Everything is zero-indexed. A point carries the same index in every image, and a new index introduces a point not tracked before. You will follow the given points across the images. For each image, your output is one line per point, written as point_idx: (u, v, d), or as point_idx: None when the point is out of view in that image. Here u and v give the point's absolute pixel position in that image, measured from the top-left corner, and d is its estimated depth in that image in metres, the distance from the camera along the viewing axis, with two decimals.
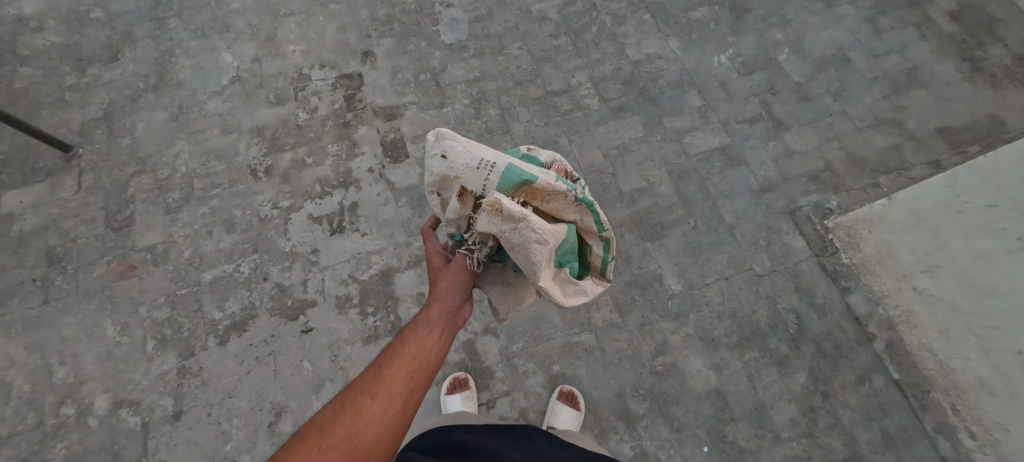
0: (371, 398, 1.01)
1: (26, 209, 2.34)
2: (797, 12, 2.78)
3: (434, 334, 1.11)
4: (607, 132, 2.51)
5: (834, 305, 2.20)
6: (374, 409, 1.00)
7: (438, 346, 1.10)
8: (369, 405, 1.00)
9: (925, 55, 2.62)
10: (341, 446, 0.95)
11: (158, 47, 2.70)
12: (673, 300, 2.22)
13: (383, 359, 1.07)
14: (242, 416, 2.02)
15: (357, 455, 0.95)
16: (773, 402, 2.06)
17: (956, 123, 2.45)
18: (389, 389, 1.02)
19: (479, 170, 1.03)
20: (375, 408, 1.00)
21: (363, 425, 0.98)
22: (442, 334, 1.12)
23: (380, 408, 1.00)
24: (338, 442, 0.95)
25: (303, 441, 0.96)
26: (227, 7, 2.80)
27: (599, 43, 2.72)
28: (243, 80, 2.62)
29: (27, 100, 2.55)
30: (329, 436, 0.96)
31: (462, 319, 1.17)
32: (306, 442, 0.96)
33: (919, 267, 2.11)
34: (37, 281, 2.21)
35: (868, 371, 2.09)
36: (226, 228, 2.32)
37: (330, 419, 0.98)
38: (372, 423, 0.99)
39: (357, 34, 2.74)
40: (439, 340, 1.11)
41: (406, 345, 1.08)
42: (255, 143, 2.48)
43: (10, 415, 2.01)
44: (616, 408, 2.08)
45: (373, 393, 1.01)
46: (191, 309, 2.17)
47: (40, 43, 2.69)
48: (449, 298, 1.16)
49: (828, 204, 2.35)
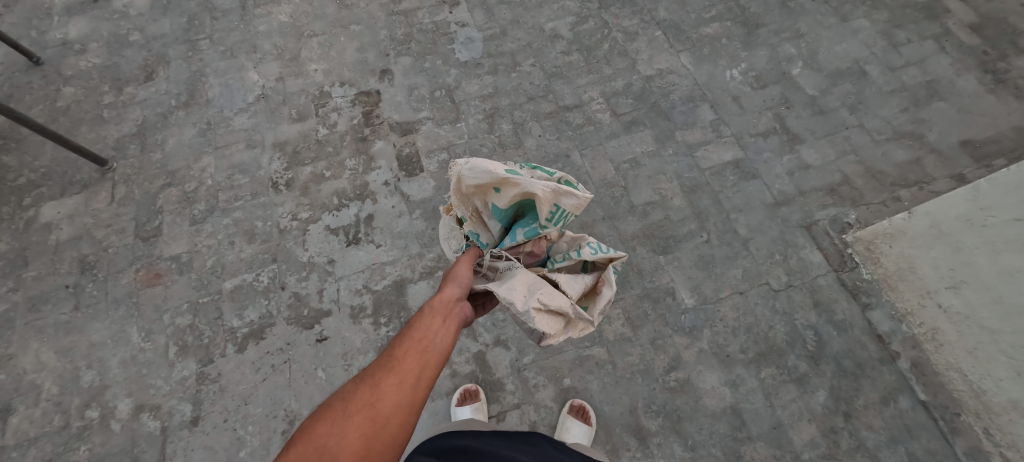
0: (388, 372, 1.06)
1: (62, 219, 2.47)
2: (811, 26, 2.77)
3: (439, 318, 1.17)
4: (618, 146, 2.53)
5: (854, 322, 2.13)
6: (390, 380, 1.04)
7: (441, 328, 1.15)
8: (386, 377, 1.05)
9: (945, 67, 2.58)
10: (363, 412, 0.99)
11: (190, 67, 2.85)
12: (686, 314, 2.19)
13: (394, 342, 1.13)
14: (258, 424, 2.05)
15: (379, 420, 0.99)
16: (791, 422, 2.00)
17: (980, 136, 2.39)
18: (403, 365, 1.07)
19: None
20: (391, 380, 1.04)
21: (381, 394, 1.02)
22: (446, 319, 1.18)
23: (396, 380, 1.04)
24: (359, 409, 1.00)
25: (326, 410, 1.00)
26: (255, 29, 2.95)
27: (610, 59, 2.76)
28: (268, 97, 2.74)
29: (68, 117, 2.71)
30: (351, 404, 1.00)
31: (464, 309, 1.23)
32: (329, 411, 1.00)
33: (943, 283, 2.04)
34: (69, 288, 2.32)
35: (893, 391, 2.02)
36: (247, 239, 2.40)
37: (350, 390, 1.03)
38: (390, 393, 1.03)
39: (376, 54, 2.85)
40: (443, 324, 1.17)
41: (415, 328, 1.14)
42: (277, 157, 2.57)
43: (39, 416, 2.08)
44: (628, 424, 2.04)
45: (389, 367, 1.06)
46: (212, 317, 2.24)
47: (83, 64, 2.87)
48: (455, 286, 1.25)
49: (846, 218, 2.31)
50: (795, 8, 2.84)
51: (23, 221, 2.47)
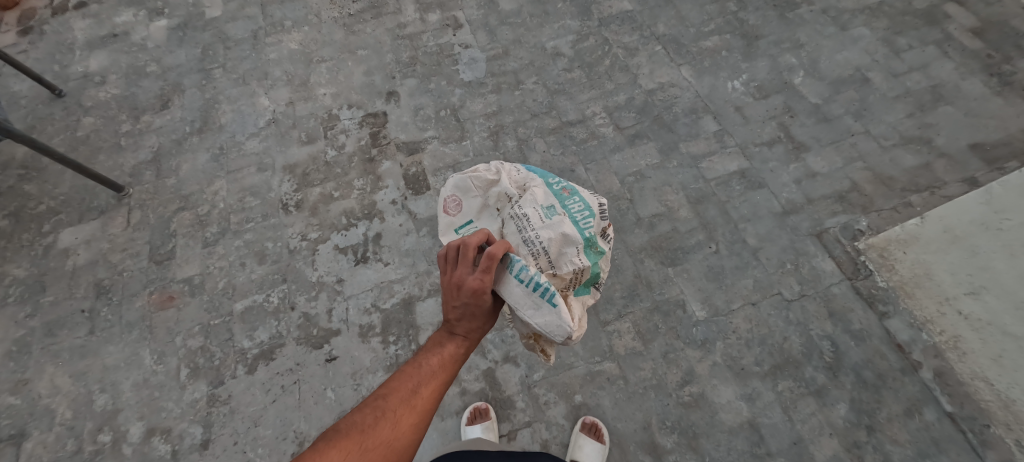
0: (410, 410, 1.00)
1: (79, 245, 2.53)
2: (810, 36, 2.79)
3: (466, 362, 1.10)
4: (623, 160, 2.54)
5: (872, 331, 2.08)
6: (410, 419, 0.99)
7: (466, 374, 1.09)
8: (407, 415, 0.99)
9: (948, 72, 2.57)
10: (379, 450, 0.94)
11: (204, 95, 2.94)
12: (698, 327, 2.16)
13: (419, 374, 1.05)
14: (267, 446, 2.04)
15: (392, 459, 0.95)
16: (811, 437, 1.94)
17: (989, 139, 2.37)
18: (424, 405, 1.01)
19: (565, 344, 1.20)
20: (411, 419, 0.99)
21: (400, 433, 0.97)
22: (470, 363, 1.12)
23: (415, 420, 0.99)
24: (376, 445, 0.94)
25: (344, 440, 0.94)
26: (266, 57, 3.05)
27: (612, 74, 2.80)
28: (278, 121, 2.81)
29: (88, 146, 2.81)
30: (369, 437, 0.95)
31: None
32: (347, 441, 0.94)
33: (961, 288, 2.00)
34: (85, 312, 2.36)
35: (917, 403, 1.95)
36: (258, 259, 2.43)
37: (370, 422, 0.96)
38: (408, 432, 0.98)
39: (382, 76, 2.92)
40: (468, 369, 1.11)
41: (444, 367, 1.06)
42: (287, 179, 2.63)
43: (52, 441, 2.09)
44: (642, 441, 1.99)
45: (412, 404, 1.00)
46: (223, 338, 2.26)
47: (102, 95, 2.98)
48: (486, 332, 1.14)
49: (857, 225, 2.27)
50: (793, 19, 2.87)
51: (42, 247, 2.53)
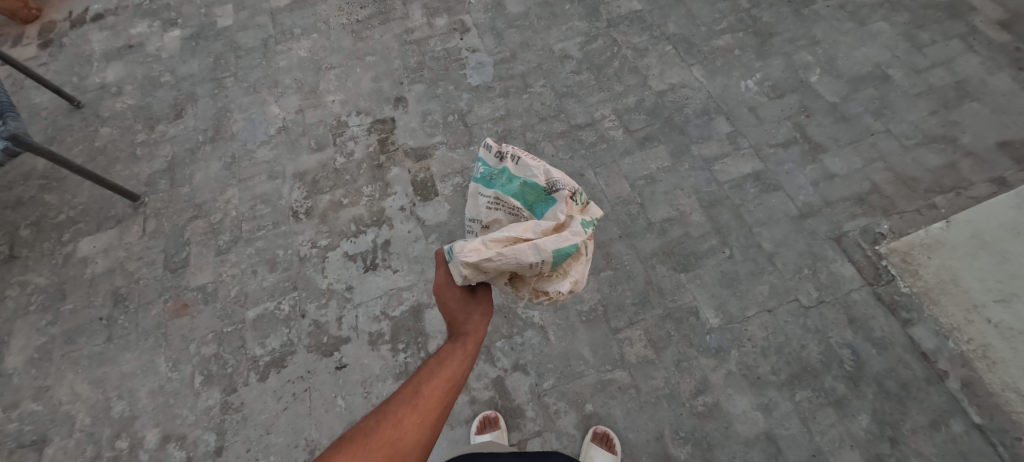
0: (411, 409, 1.03)
1: (98, 253, 2.58)
2: (827, 32, 2.70)
3: (466, 359, 1.13)
4: (633, 163, 2.49)
5: (895, 339, 1.99)
6: (412, 419, 1.01)
7: (468, 370, 1.12)
8: (409, 415, 1.02)
9: (974, 67, 2.46)
10: (382, 451, 0.96)
11: (215, 104, 2.98)
12: (711, 335, 2.10)
13: (419, 377, 1.09)
14: (279, 453, 2.06)
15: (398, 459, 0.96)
16: (831, 449, 1.87)
17: (1020, 136, 2.25)
18: (426, 404, 1.04)
19: (527, 266, 1.01)
20: (414, 418, 1.01)
21: (402, 433, 0.99)
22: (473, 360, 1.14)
23: (418, 419, 1.01)
24: (380, 447, 0.97)
25: (348, 444, 0.97)
26: (276, 65, 3.07)
27: (620, 76, 2.75)
28: (288, 129, 2.83)
29: (105, 157, 2.87)
30: (372, 440, 0.98)
31: None
32: (352, 444, 0.97)
33: (992, 296, 1.93)
34: (103, 320, 2.41)
35: (943, 414, 1.86)
36: (269, 267, 2.44)
37: (373, 426, 1.00)
38: (411, 431, 1.00)
39: (390, 82, 2.92)
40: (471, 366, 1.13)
41: (443, 365, 1.10)
42: (297, 187, 2.64)
43: (73, 446, 2.14)
44: (655, 452, 1.95)
45: (412, 405, 1.03)
46: (235, 346, 2.28)
47: (119, 105, 3.04)
48: (483, 327, 1.19)
49: (878, 228, 2.19)
50: (809, 15, 2.78)
51: (61, 256, 2.59)
